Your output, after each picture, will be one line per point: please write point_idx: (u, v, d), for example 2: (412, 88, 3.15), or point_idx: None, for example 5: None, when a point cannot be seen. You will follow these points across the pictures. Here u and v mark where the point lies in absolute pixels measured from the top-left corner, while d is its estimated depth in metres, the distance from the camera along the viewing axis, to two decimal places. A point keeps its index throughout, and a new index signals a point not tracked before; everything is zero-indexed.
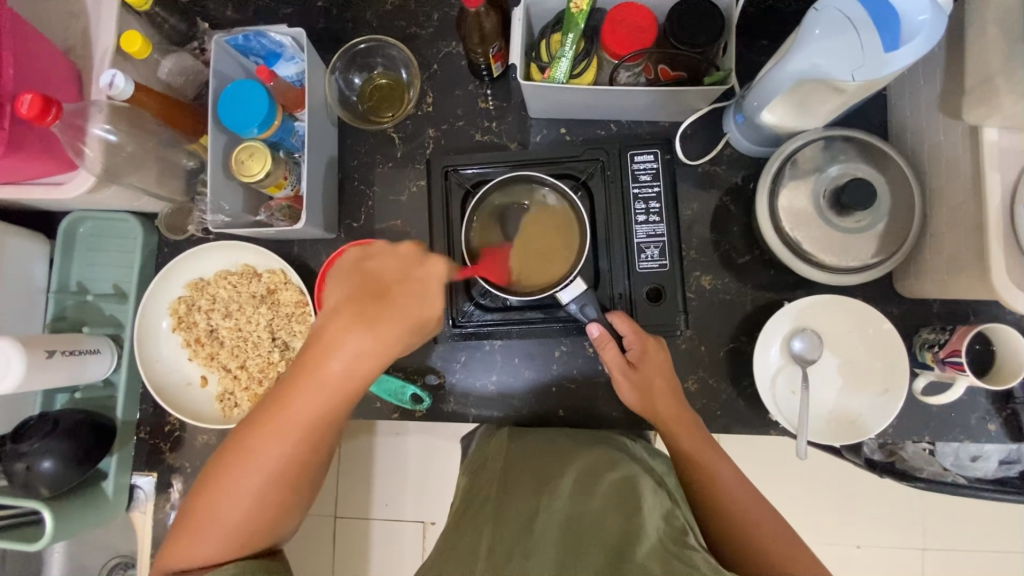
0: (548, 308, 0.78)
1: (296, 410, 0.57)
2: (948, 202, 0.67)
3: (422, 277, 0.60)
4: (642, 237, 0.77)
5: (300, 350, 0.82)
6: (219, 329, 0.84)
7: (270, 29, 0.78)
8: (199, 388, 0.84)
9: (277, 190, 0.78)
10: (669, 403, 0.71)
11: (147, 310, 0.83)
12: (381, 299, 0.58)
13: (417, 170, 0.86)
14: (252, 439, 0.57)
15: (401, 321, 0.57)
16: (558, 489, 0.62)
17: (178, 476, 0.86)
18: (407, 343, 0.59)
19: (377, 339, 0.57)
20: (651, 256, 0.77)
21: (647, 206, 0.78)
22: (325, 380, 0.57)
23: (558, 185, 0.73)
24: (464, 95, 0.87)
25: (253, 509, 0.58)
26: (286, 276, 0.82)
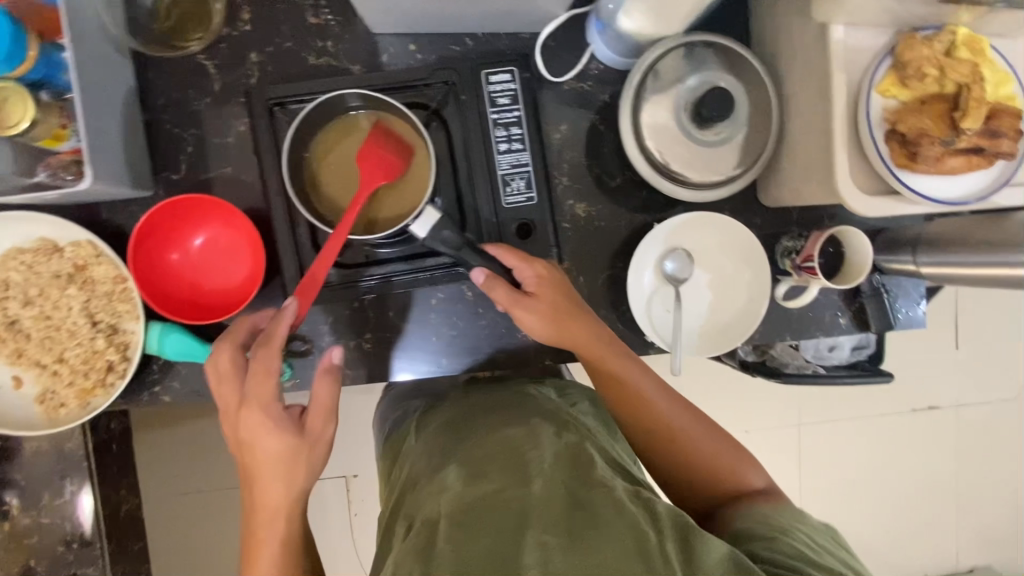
0: (415, 257, 0.73)
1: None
2: (801, 109, 0.67)
3: (251, 430, 0.57)
4: (506, 168, 0.71)
5: (130, 332, 0.70)
6: (23, 320, 0.70)
7: None
8: (10, 391, 0.70)
9: (57, 142, 0.63)
10: (577, 334, 0.67)
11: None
12: (249, 479, 0.58)
13: (243, 106, 0.73)
14: None
15: (269, 477, 0.57)
16: (448, 479, 0.57)
17: (12, 491, 0.74)
18: (289, 483, 0.57)
19: (272, 507, 0.57)
20: (517, 189, 0.72)
21: (509, 132, 0.71)
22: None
23: (363, 94, 0.66)
24: (288, 9, 0.72)
25: None
26: (96, 248, 0.68)
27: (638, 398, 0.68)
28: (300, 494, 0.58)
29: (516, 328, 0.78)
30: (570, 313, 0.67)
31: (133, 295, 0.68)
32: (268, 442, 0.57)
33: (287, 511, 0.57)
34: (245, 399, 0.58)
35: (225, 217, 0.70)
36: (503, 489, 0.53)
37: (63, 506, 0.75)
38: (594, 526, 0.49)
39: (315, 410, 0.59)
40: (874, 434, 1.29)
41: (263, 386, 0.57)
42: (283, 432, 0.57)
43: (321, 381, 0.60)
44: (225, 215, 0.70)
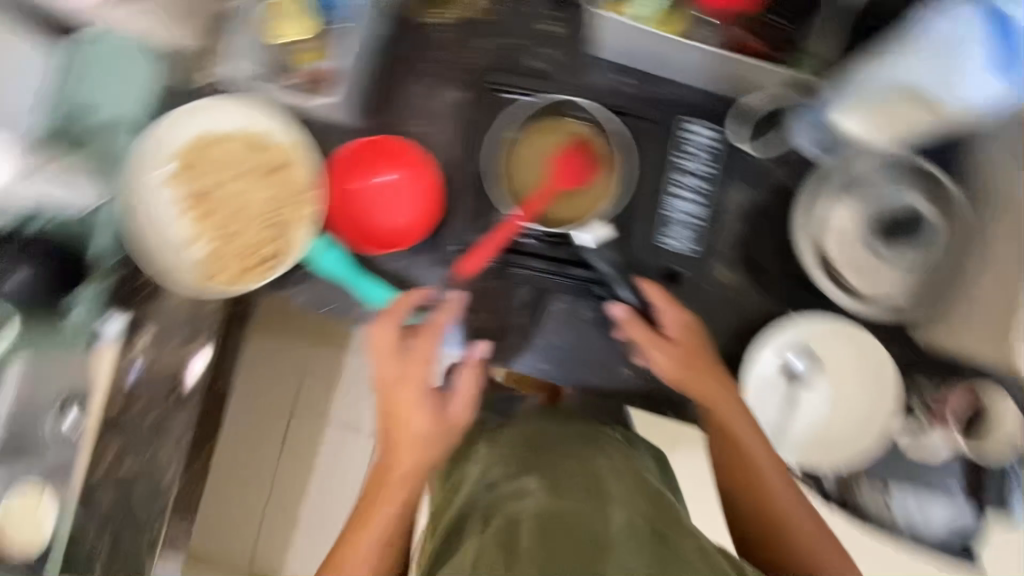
0: (563, 263, 0.76)
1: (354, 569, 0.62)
2: (996, 261, 0.62)
3: (405, 399, 0.67)
4: (677, 213, 0.76)
5: (300, 234, 0.77)
6: (218, 192, 0.78)
7: None
8: (181, 247, 0.77)
9: (311, 60, 0.78)
10: (703, 385, 0.69)
11: (143, 152, 0.77)
12: (390, 445, 0.66)
13: (459, 80, 0.80)
14: None
15: (409, 446, 0.65)
16: (531, 487, 0.59)
17: (146, 326, 0.82)
18: (424, 457, 0.66)
19: (399, 473, 0.65)
20: (681, 234, 0.76)
21: (692, 182, 0.76)
22: (375, 532, 0.63)
23: (593, 107, 0.76)
24: (528, 13, 0.80)
25: None
26: (299, 153, 0.78)
27: (751, 460, 0.68)
28: (421, 471, 0.66)
29: (619, 362, 0.79)
30: (700, 366, 0.70)
31: (317, 204, 0.76)
32: (416, 418, 0.66)
33: (415, 479, 0.65)
34: (406, 374, 0.68)
35: (414, 167, 0.77)
36: (592, 518, 0.53)
37: (177, 356, 0.83)
38: (682, 560, 0.50)
39: (462, 399, 0.70)
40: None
41: (425, 364, 0.68)
42: (428, 411, 0.67)
43: (467, 377, 0.71)
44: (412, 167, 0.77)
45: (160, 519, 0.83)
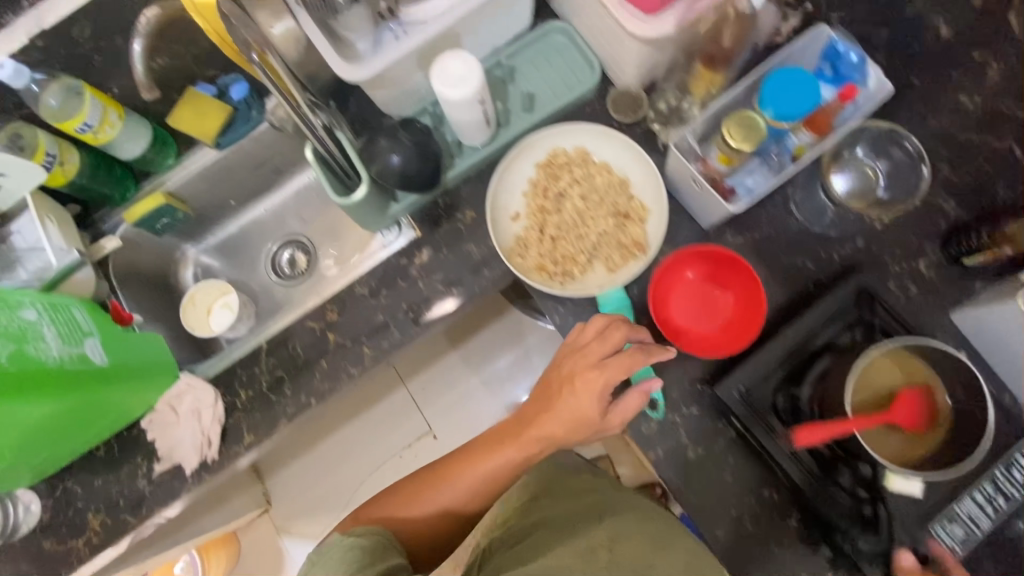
0: (831, 474, 0.71)
1: (485, 466, 0.78)
2: None
3: (583, 383, 0.74)
4: (963, 512, 0.70)
5: (601, 275, 0.84)
6: (565, 199, 0.87)
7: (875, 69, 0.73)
8: (509, 217, 0.88)
9: (722, 161, 0.77)
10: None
11: (541, 133, 0.88)
12: (551, 403, 0.77)
13: (817, 254, 0.83)
14: (465, 461, 0.79)
15: (562, 414, 0.75)
16: (667, 563, 0.63)
17: (429, 250, 0.91)
18: (567, 430, 0.76)
19: (546, 421, 0.76)
20: (954, 533, 0.70)
21: (996, 496, 0.70)
22: (508, 454, 0.78)
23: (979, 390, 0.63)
24: (916, 244, 0.81)
25: (449, 508, 0.79)
26: (647, 217, 0.85)
27: None
28: (559, 438, 0.77)
29: None
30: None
31: (634, 262, 0.83)
32: (583, 402, 0.74)
33: (552, 437, 0.76)
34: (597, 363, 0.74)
35: (742, 297, 0.78)
36: None
37: (435, 290, 0.89)
38: None
39: (623, 412, 0.74)
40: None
41: (612, 369, 0.73)
42: (594, 397, 0.74)
43: (638, 388, 0.74)
44: (748, 291, 0.77)
45: (321, 399, 0.88)
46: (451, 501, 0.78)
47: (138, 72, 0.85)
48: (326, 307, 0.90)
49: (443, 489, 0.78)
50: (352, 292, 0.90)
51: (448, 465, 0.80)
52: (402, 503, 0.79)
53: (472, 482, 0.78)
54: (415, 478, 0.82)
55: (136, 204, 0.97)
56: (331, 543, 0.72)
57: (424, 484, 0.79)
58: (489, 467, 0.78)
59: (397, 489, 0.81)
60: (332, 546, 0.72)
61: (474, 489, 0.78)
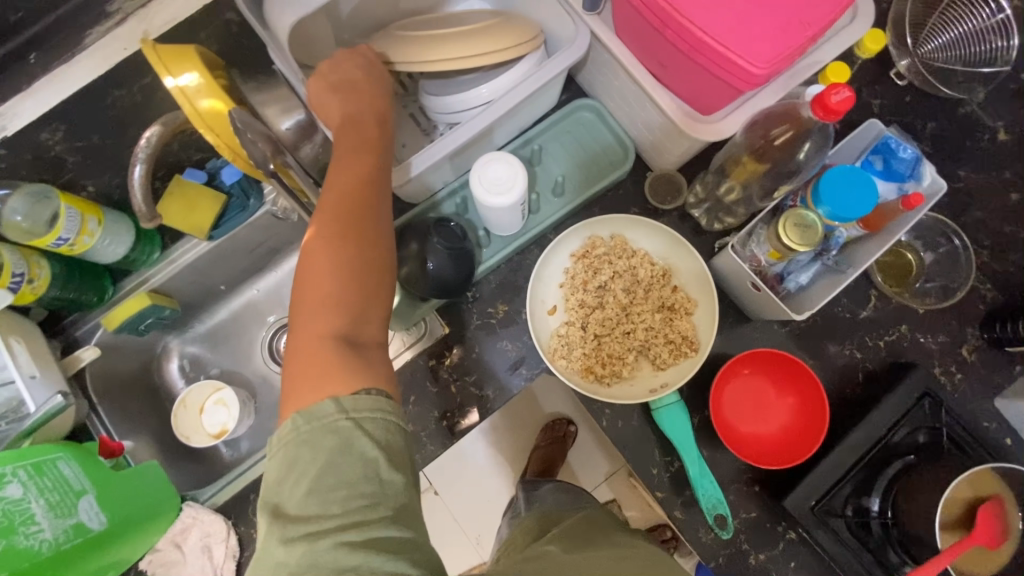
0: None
1: (329, 221, 0.58)
2: None
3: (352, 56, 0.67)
4: None
5: (649, 373, 0.81)
6: (607, 291, 0.83)
7: (931, 168, 0.72)
8: (547, 312, 0.83)
9: (774, 257, 0.74)
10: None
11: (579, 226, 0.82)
12: (347, 119, 0.65)
13: (863, 341, 0.81)
14: (324, 261, 0.56)
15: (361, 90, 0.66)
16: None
17: (461, 349, 0.83)
18: (369, 111, 0.66)
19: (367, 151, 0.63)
20: None
21: None
22: (347, 188, 0.60)
23: None
24: (959, 329, 0.80)
25: (348, 334, 0.54)
26: (694, 310, 0.81)
27: None
28: (379, 140, 0.65)
29: None
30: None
31: (685, 362, 0.79)
32: (348, 65, 0.67)
33: (357, 120, 0.65)
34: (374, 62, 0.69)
35: (799, 398, 0.76)
36: None
37: (469, 394, 0.83)
38: None
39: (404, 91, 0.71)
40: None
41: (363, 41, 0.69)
42: (377, 79, 0.67)
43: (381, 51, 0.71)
44: (805, 395, 0.75)
45: None
46: (359, 302, 0.55)
47: (138, 201, 0.70)
48: None
49: (340, 299, 0.55)
50: None
51: (309, 294, 0.55)
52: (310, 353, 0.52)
53: (345, 252, 0.56)
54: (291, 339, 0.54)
55: (116, 309, 0.84)
56: (307, 426, 0.48)
57: (302, 316, 0.55)
58: (352, 234, 0.57)
59: (298, 343, 0.54)
60: (325, 424, 0.48)
61: (355, 253, 0.57)
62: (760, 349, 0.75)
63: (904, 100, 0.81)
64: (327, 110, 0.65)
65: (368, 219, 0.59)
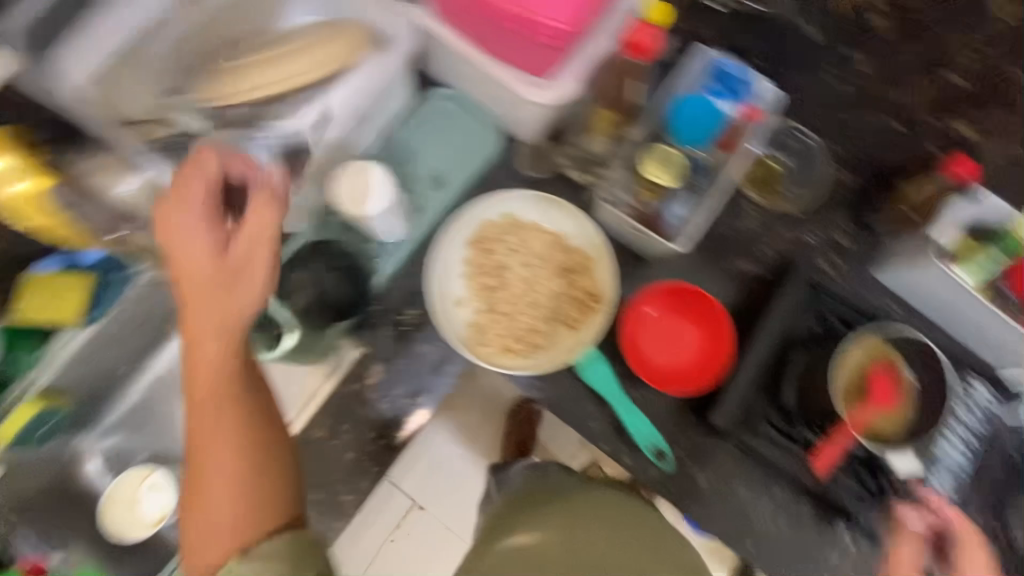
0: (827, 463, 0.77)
1: (207, 388, 0.65)
2: None
3: (189, 176, 0.63)
4: (944, 459, 0.77)
5: (566, 337, 0.81)
6: (508, 270, 0.84)
7: (762, 82, 0.80)
8: (454, 306, 0.82)
9: (652, 197, 0.79)
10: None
11: (464, 214, 0.83)
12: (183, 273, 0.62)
13: (751, 253, 0.86)
14: (208, 432, 0.65)
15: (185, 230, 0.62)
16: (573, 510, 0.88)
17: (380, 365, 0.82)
18: (199, 253, 0.62)
19: (216, 298, 0.62)
20: (944, 483, 0.77)
21: (965, 435, 0.78)
22: (205, 345, 0.63)
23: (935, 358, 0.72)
24: (830, 220, 0.86)
25: (241, 506, 0.65)
26: (592, 267, 0.83)
27: None
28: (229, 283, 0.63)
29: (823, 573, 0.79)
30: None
31: (597, 317, 0.81)
32: (192, 182, 0.63)
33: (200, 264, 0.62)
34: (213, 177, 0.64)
35: (705, 321, 0.80)
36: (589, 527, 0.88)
37: None
38: None
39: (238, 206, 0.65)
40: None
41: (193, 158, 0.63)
42: (200, 190, 0.63)
43: (230, 155, 0.65)
44: (707, 317, 0.79)
45: None
46: (248, 471, 0.66)
47: None
48: None
49: (235, 456, 0.65)
50: None
51: (194, 464, 0.66)
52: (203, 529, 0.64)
53: (229, 407, 0.65)
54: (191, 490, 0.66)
55: (4, 422, 0.78)
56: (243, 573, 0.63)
57: (203, 459, 0.65)
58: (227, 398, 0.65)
59: (202, 479, 0.65)
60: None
61: (228, 413, 0.65)
62: (664, 284, 0.81)
63: (730, 24, 0.86)
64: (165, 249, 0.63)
65: (234, 373, 0.66)
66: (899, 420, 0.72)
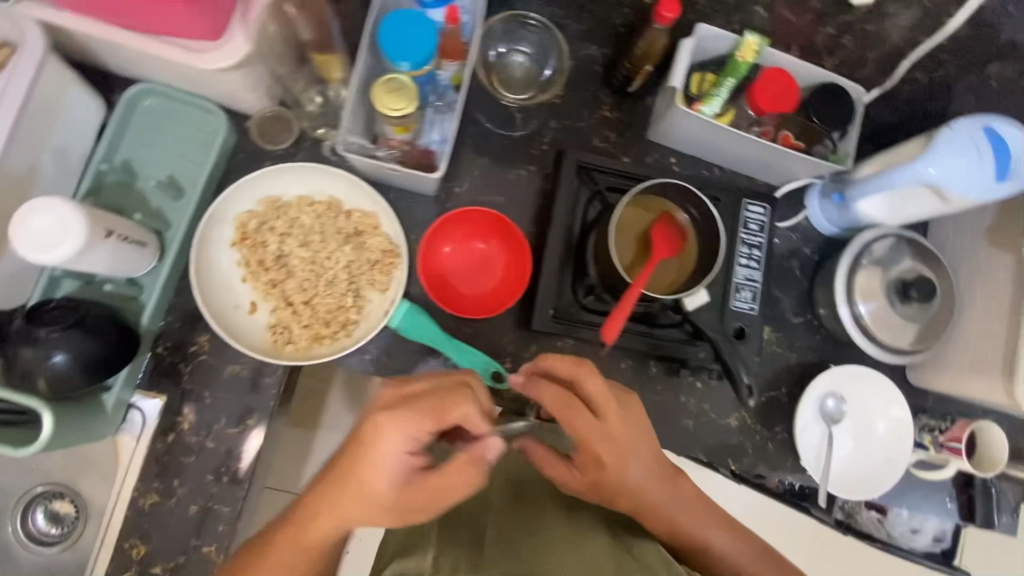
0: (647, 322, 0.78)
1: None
2: (978, 316, 0.82)
3: (372, 438, 0.59)
4: (741, 278, 0.79)
5: (375, 301, 0.77)
6: (290, 256, 0.76)
7: None
8: (247, 314, 0.75)
9: (401, 132, 0.74)
10: (619, 494, 0.68)
11: (208, 215, 0.73)
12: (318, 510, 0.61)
13: (530, 155, 0.86)
14: None
15: (354, 496, 0.59)
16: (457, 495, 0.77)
17: (192, 404, 0.75)
18: (371, 517, 0.60)
19: (363, 517, 0.60)
20: (745, 298, 0.79)
21: (751, 252, 0.80)
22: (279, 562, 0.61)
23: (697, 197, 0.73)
24: (590, 99, 0.88)
25: None
26: (377, 221, 0.78)
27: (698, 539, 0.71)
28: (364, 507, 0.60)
29: (682, 415, 0.86)
30: (584, 424, 0.66)
31: (398, 271, 0.77)
32: (457, 480, 0.59)
33: (352, 504, 0.60)
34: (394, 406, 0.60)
35: (503, 235, 0.78)
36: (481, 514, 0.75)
37: (229, 437, 0.75)
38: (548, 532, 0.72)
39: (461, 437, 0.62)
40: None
41: (405, 411, 0.59)
42: (462, 458, 0.59)
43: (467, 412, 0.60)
44: (501, 231, 0.78)
45: None
46: None
47: None
48: (127, 546, 0.72)
49: None
50: (139, 509, 0.73)
51: None
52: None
53: None
54: None
55: None
56: None
57: None
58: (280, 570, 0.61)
59: None
60: None
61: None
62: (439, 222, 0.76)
63: None
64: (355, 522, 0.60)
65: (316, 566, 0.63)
66: (684, 269, 0.76)
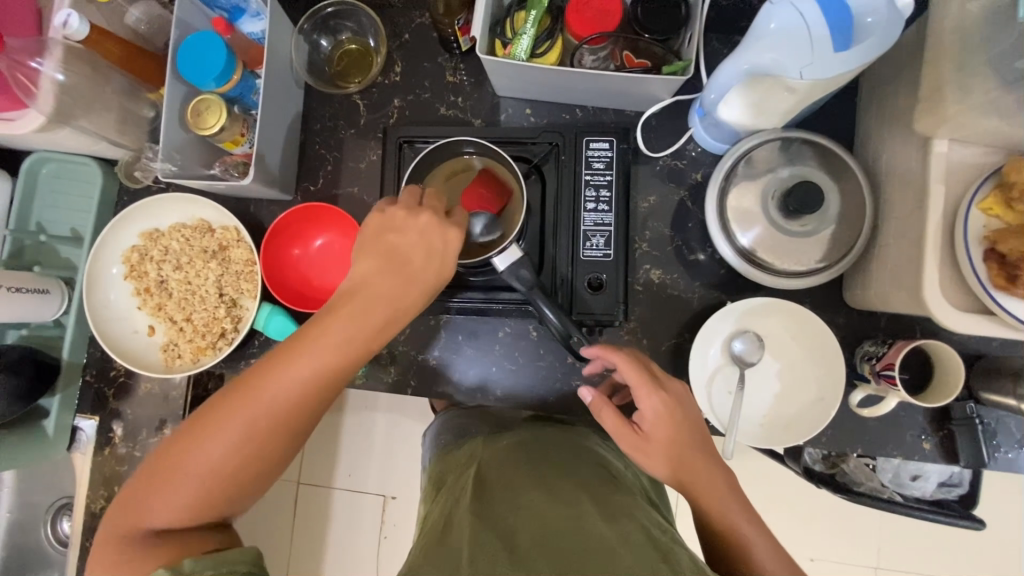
0: (494, 290, 0.79)
1: (273, 385, 0.57)
2: (896, 215, 0.66)
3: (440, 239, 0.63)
4: (589, 225, 0.75)
5: (248, 308, 0.82)
6: (169, 281, 0.84)
7: None
8: (146, 337, 0.84)
9: (234, 146, 0.77)
10: (697, 471, 0.62)
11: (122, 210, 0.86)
12: (363, 293, 0.61)
13: (378, 140, 0.86)
14: (220, 416, 0.56)
15: (411, 282, 0.62)
16: (510, 441, 0.69)
17: (119, 422, 0.86)
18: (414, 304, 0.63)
19: (395, 303, 0.61)
20: (596, 245, 0.75)
21: (598, 193, 0.76)
22: (303, 365, 0.57)
23: (479, 141, 0.72)
24: (433, 67, 0.86)
25: (223, 471, 0.56)
26: (237, 234, 0.82)
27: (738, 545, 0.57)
28: (407, 292, 0.62)
29: (572, 376, 0.81)
30: (659, 392, 0.64)
31: (258, 277, 0.81)
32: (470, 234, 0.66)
33: (395, 288, 0.61)
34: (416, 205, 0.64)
35: (342, 224, 0.82)
36: (535, 462, 0.64)
37: (152, 445, 0.86)
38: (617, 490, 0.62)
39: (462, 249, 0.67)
40: (972, 573, 1.15)
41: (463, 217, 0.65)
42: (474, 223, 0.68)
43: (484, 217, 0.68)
44: (343, 222, 0.82)
45: None
46: (262, 460, 0.58)
47: None
48: (88, 543, 0.85)
49: (258, 454, 0.57)
50: (93, 513, 0.85)
51: (168, 457, 0.56)
52: (150, 526, 0.54)
53: (255, 417, 0.56)
54: (167, 451, 0.57)
55: None
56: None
57: (208, 461, 0.56)
58: (291, 383, 0.57)
59: (201, 485, 0.56)
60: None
61: (292, 414, 0.58)
62: (281, 223, 0.81)
63: None
64: (384, 300, 0.61)
65: (318, 403, 0.59)
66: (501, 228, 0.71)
